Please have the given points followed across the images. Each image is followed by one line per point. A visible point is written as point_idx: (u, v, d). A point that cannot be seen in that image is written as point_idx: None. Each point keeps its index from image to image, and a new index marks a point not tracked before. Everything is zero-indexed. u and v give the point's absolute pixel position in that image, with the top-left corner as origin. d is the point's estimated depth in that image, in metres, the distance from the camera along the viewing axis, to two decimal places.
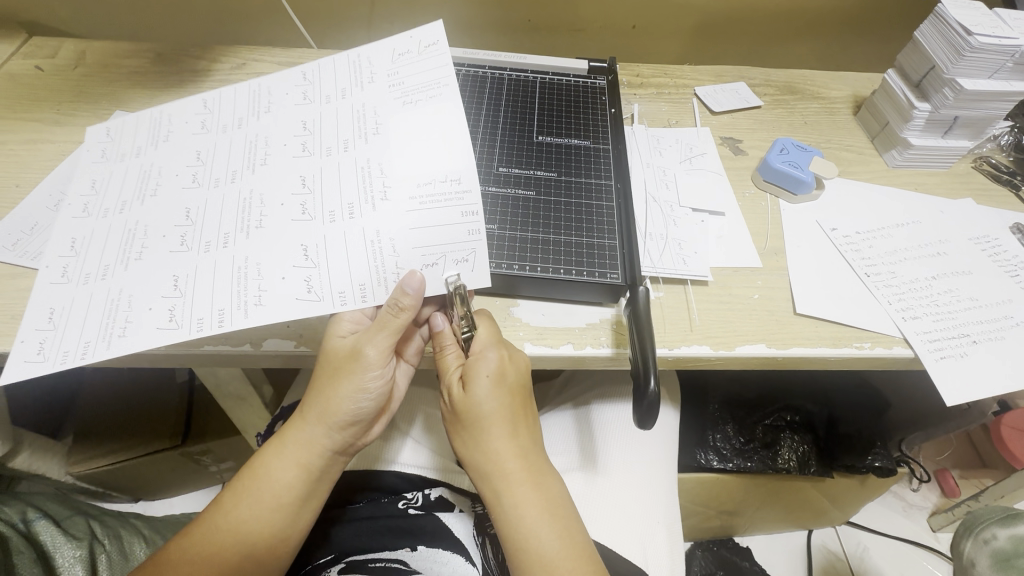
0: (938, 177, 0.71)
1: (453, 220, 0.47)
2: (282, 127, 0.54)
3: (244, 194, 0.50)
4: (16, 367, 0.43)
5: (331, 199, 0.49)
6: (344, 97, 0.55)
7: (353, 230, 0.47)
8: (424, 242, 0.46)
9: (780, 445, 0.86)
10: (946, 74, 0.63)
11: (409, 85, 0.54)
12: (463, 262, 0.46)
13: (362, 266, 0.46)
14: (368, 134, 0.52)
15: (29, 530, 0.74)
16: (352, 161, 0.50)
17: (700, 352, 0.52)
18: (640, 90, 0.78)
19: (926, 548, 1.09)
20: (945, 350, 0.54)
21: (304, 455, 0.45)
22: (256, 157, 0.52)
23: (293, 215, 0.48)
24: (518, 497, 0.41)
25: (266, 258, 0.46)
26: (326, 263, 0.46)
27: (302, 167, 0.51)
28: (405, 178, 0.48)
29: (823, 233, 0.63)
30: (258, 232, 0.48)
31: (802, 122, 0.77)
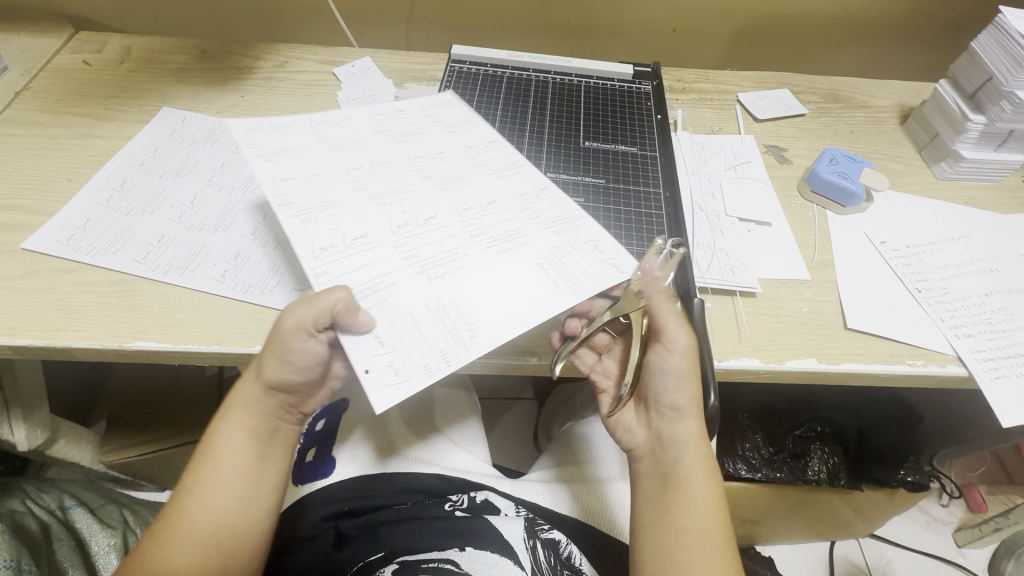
0: (988, 191, 0.70)
1: (433, 346, 0.41)
2: (485, 179, 0.53)
3: (400, 196, 0.50)
4: (52, 245, 0.54)
5: (415, 244, 0.47)
6: (550, 199, 0.52)
7: (385, 267, 0.45)
8: (393, 328, 0.42)
9: (810, 456, 0.84)
10: (1004, 87, 0.62)
11: (610, 250, 0.49)
12: (394, 373, 0.40)
13: (351, 281, 0.44)
14: (514, 249, 0.48)
15: (66, 517, 0.76)
16: (457, 243, 0.47)
17: (750, 364, 0.52)
18: (683, 95, 0.78)
19: (951, 564, 1.08)
20: (1000, 370, 0.53)
21: (246, 416, 0.46)
22: (438, 184, 0.52)
23: (379, 230, 0.47)
24: (687, 459, 0.43)
25: (339, 222, 0.47)
26: (342, 265, 0.44)
27: (431, 217, 0.49)
28: (459, 294, 0.44)
29: (872, 245, 0.62)
30: (360, 213, 0.48)
31: (848, 131, 0.76)
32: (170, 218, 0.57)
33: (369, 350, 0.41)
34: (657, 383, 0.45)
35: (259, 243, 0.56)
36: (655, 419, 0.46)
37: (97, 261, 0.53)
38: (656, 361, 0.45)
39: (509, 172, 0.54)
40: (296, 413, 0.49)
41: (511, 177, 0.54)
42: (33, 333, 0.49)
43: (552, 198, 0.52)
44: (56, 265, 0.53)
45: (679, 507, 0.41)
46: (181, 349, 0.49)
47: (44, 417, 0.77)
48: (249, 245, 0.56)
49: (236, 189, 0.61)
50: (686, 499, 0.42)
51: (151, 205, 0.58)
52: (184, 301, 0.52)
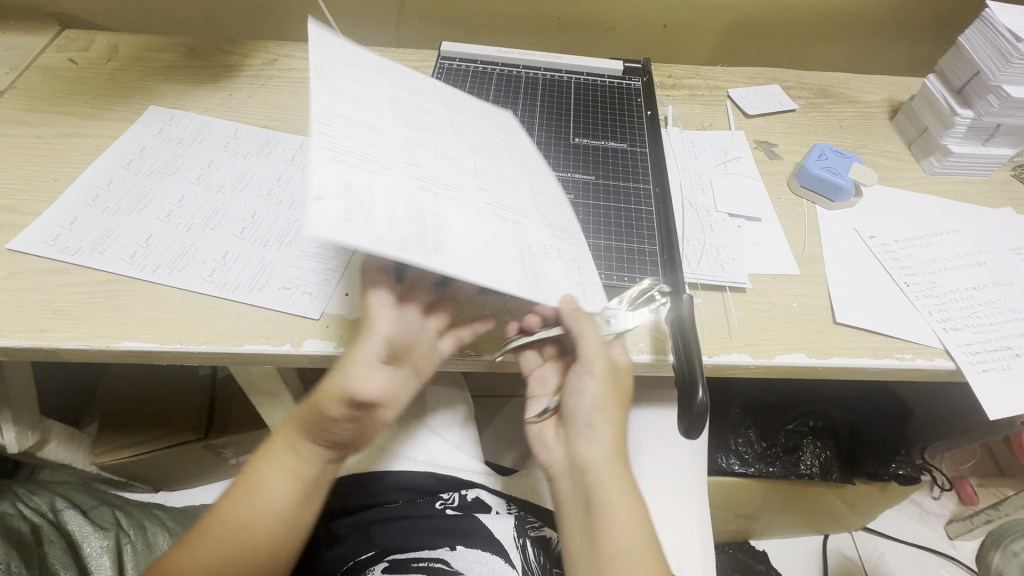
0: (976, 185, 0.70)
1: (399, 229, 0.36)
2: (518, 165, 0.52)
3: (437, 133, 0.47)
4: (36, 244, 0.54)
5: (430, 167, 0.43)
6: (566, 211, 0.52)
7: (390, 157, 0.40)
8: (364, 193, 0.36)
9: (802, 451, 0.84)
10: (992, 81, 0.62)
11: (589, 279, 0.48)
12: (346, 216, 0.34)
13: (351, 147, 0.38)
14: (510, 221, 0.44)
15: (57, 519, 0.75)
16: (464, 187, 0.44)
17: (739, 359, 0.52)
18: (673, 91, 0.78)
19: (943, 556, 1.09)
20: (987, 363, 0.54)
21: (292, 465, 0.44)
22: (477, 147, 0.49)
23: (400, 138, 0.43)
24: (607, 477, 0.43)
25: (368, 110, 0.42)
26: (352, 132, 0.39)
27: (449, 158, 0.45)
28: (446, 218, 0.40)
29: (861, 240, 0.62)
30: (393, 119, 0.44)
31: (837, 127, 0.76)
32: (157, 217, 0.57)
33: (335, 188, 0.34)
34: (574, 401, 0.46)
35: (248, 242, 0.56)
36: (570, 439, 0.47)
37: (84, 261, 0.53)
38: (577, 380, 0.46)
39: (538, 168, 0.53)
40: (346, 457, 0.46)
41: (542, 177, 0.53)
42: (17, 334, 0.48)
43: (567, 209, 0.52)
44: (42, 266, 0.53)
45: (603, 527, 0.42)
46: (169, 349, 0.49)
47: (36, 421, 0.78)
48: (239, 245, 0.56)
49: (225, 187, 0.60)
50: (608, 525, 0.42)
51: (138, 205, 0.58)
52: (172, 301, 0.51)
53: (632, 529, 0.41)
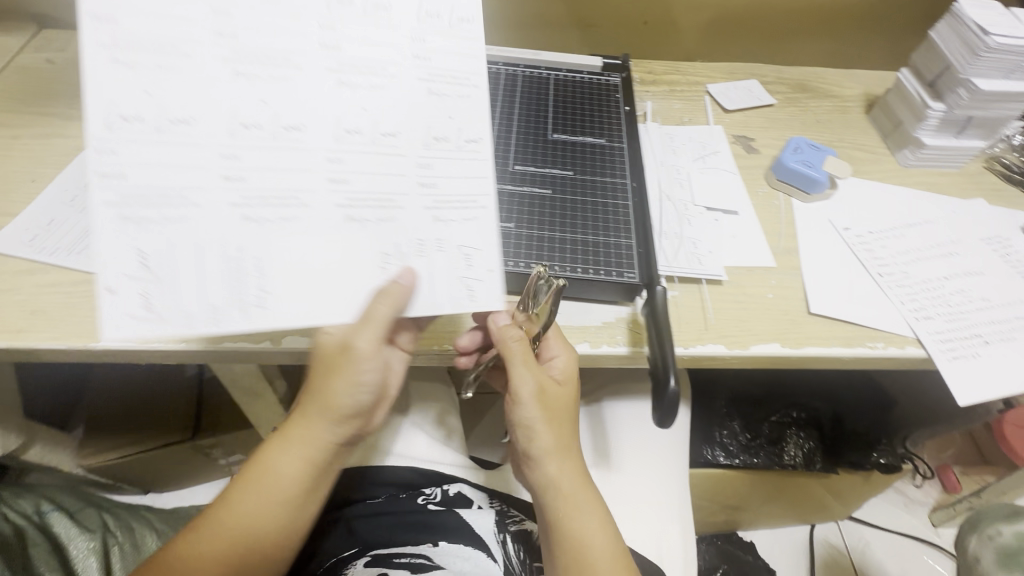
0: (950, 177, 0.71)
1: (206, 300, 0.38)
2: (397, 97, 0.42)
3: (275, 75, 0.39)
4: (13, 244, 0.54)
5: (249, 158, 0.39)
6: (464, 161, 0.43)
7: (196, 173, 0.38)
8: (164, 258, 0.38)
9: (785, 441, 0.85)
10: (961, 74, 0.63)
11: (483, 263, 0.43)
12: (142, 307, 0.37)
13: (144, 185, 0.37)
14: (371, 221, 0.41)
15: (43, 521, 0.75)
16: (305, 181, 0.40)
17: (714, 350, 0.52)
18: (653, 87, 0.78)
19: (927, 543, 1.10)
20: (957, 350, 0.55)
21: (308, 452, 0.45)
22: (337, 79, 0.41)
23: (215, 119, 0.38)
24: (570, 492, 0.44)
25: (170, 84, 0.37)
26: (146, 153, 0.37)
27: (292, 127, 0.40)
28: (273, 251, 0.39)
29: (836, 232, 0.63)
30: (209, 80, 0.38)
31: (814, 121, 0.77)
32: None
33: (126, 269, 0.37)
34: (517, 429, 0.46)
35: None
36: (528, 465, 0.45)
37: (63, 261, 0.53)
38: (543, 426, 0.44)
39: (428, 98, 0.43)
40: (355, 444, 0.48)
41: (439, 106, 0.43)
42: None
43: (468, 158, 0.43)
44: (19, 266, 0.52)
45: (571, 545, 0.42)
46: (148, 348, 0.49)
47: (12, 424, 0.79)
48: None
49: None
50: (577, 525, 0.43)
51: None
52: None
53: (603, 546, 0.42)
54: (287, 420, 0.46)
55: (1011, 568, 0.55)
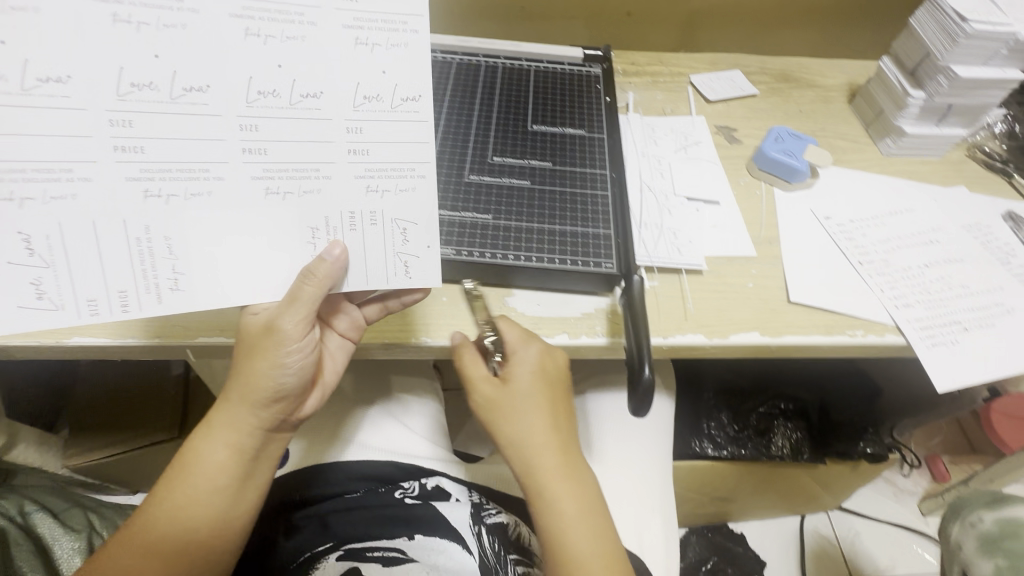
0: (931, 165, 0.71)
1: (114, 280, 0.39)
2: (317, 49, 0.39)
3: (167, 22, 0.36)
4: None
5: (144, 126, 0.37)
6: (397, 123, 0.42)
7: (83, 144, 0.36)
8: (54, 241, 0.37)
9: (773, 432, 0.84)
10: (941, 62, 0.63)
11: (416, 242, 0.46)
12: (37, 290, 0.38)
13: (9, 156, 0.35)
14: (293, 196, 0.41)
15: (27, 523, 0.70)
16: (214, 153, 0.39)
17: (694, 340, 0.52)
18: (635, 78, 0.78)
19: (917, 532, 1.10)
20: (936, 337, 0.55)
21: (232, 436, 0.45)
22: (246, 28, 0.37)
23: (96, 79, 0.35)
24: (558, 490, 0.42)
25: (39, 38, 0.34)
26: (17, 118, 0.35)
27: (192, 88, 0.37)
28: (186, 231, 0.40)
29: (817, 221, 0.63)
30: (81, 29, 0.34)
31: (797, 111, 0.77)
32: None
33: (21, 253, 0.37)
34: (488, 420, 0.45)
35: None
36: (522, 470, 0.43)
37: None
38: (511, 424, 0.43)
39: (354, 50, 0.40)
40: (287, 424, 0.49)
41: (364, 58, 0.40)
42: None
43: (399, 119, 0.42)
44: None
45: (563, 543, 0.40)
46: (121, 343, 0.49)
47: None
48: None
49: None
50: (562, 521, 0.41)
51: None
52: None
53: (584, 540, 0.41)
54: (211, 410, 0.47)
55: (993, 555, 0.54)
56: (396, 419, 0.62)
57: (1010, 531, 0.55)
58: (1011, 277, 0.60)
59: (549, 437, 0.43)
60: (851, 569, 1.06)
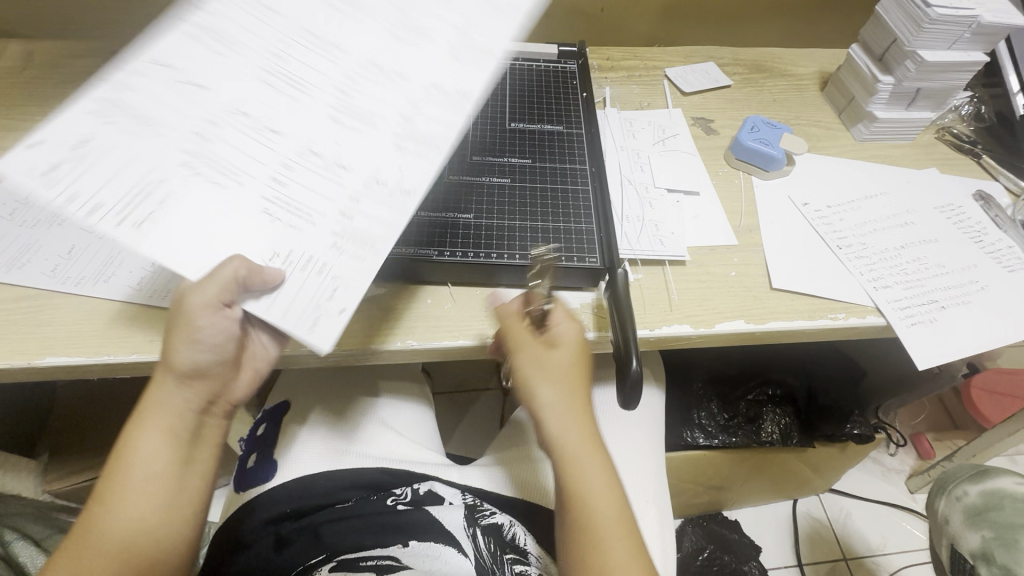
0: (902, 149, 0.73)
1: (100, 195, 0.38)
2: (368, 146, 0.43)
3: (297, 90, 0.44)
4: None
5: (223, 130, 0.42)
6: (389, 209, 0.41)
7: (177, 116, 0.41)
8: (89, 152, 0.39)
9: (763, 419, 0.85)
10: (908, 47, 0.64)
11: (340, 303, 0.39)
12: (44, 169, 0.38)
13: (134, 103, 0.41)
14: (281, 227, 0.40)
15: (5, 552, 0.63)
16: (251, 167, 0.41)
17: (680, 331, 0.53)
18: (611, 73, 0.78)
19: (906, 510, 1.12)
20: (915, 316, 0.56)
21: (161, 417, 0.42)
22: (335, 117, 0.44)
23: (220, 98, 0.42)
24: (586, 459, 0.43)
25: (209, 63, 0.44)
26: (151, 87, 0.42)
27: (273, 129, 0.42)
28: (178, 199, 0.39)
29: (795, 208, 0.64)
30: (241, 66, 0.44)
31: (771, 100, 0.78)
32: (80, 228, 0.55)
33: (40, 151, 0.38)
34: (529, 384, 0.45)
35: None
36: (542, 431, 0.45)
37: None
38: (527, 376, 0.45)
39: (391, 150, 0.43)
40: (220, 406, 0.46)
41: (399, 156, 0.43)
42: None
43: (387, 198, 0.42)
44: None
45: (588, 511, 0.42)
46: (96, 361, 0.47)
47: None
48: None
49: None
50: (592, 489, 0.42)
51: (59, 216, 0.56)
52: (100, 311, 0.50)
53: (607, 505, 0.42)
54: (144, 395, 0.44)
55: (978, 526, 0.55)
56: (386, 425, 0.61)
57: (993, 503, 0.56)
58: (983, 254, 0.61)
59: (579, 406, 0.45)
60: (843, 549, 1.08)
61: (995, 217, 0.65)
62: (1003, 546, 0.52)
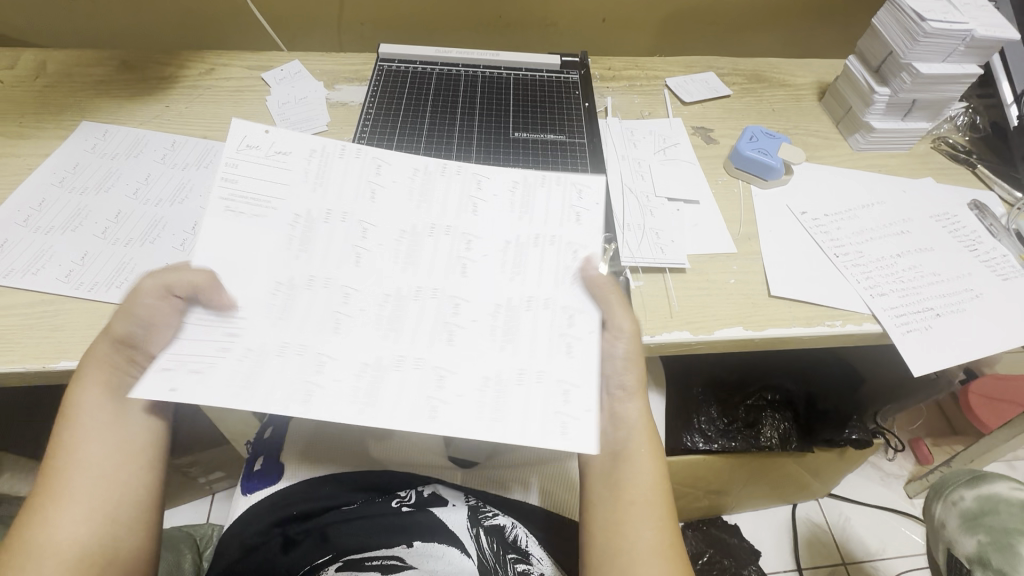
0: (898, 158, 0.74)
1: (241, 184, 0.44)
2: (365, 340, 0.41)
3: (404, 251, 0.46)
4: None
5: (319, 230, 0.45)
6: (294, 385, 0.39)
7: (322, 189, 0.46)
8: (275, 156, 0.46)
9: (762, 424, 0.86)
10: (903, 59, 0.66)
11: (182, 386, 0.38)
12: (249, 145, 0.45)
13: (333, 171, 0.47)
14: (263, 308, 0.41)
15: None
16: (299, 262, 0.43)
17: (680, 337, 0.54)
18: (613, 83, 0.80)
19: (906, 515, 1.12)
20: (911, 324, 0.57)
21: (99, 372, 0.44)
22: (389, 299, 0.43)
23: (345, 227, 0.45)
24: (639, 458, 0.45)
25: (389, 197, 0.47)
26: (348, 175, 0.47)
27: (351, 258, 0.44)
28: (245, 233, 0.43)
29: (793, 216, 0.65)
30: (405, 205, 0.48)
31: (770, 110, 0.79)
32: (94, 234, 0.56)
33: (260, 137, 0.46)
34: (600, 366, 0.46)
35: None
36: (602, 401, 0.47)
37: (15, 282, 0.52)
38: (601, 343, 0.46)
39: (361, 370, 0.40)
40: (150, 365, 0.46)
41: (343, 394, 0.39)
42: None
43: (290, 393, 0.39)
44: None
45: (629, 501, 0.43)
46: None
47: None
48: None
49: (164, 200, 0.60)
50: (633, 478, 0.44)
51: (72, 222, 0.57)
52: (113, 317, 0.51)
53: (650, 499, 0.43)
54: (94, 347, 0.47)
55: (975, 531, 0.56)
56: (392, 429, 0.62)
57: (989, 508, 0.57)
58: (978, 263, 0.63)
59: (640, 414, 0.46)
60: (843, 554, 1.08)
61: (991, 226, 0.66)
62: (998, 550, 0.53)
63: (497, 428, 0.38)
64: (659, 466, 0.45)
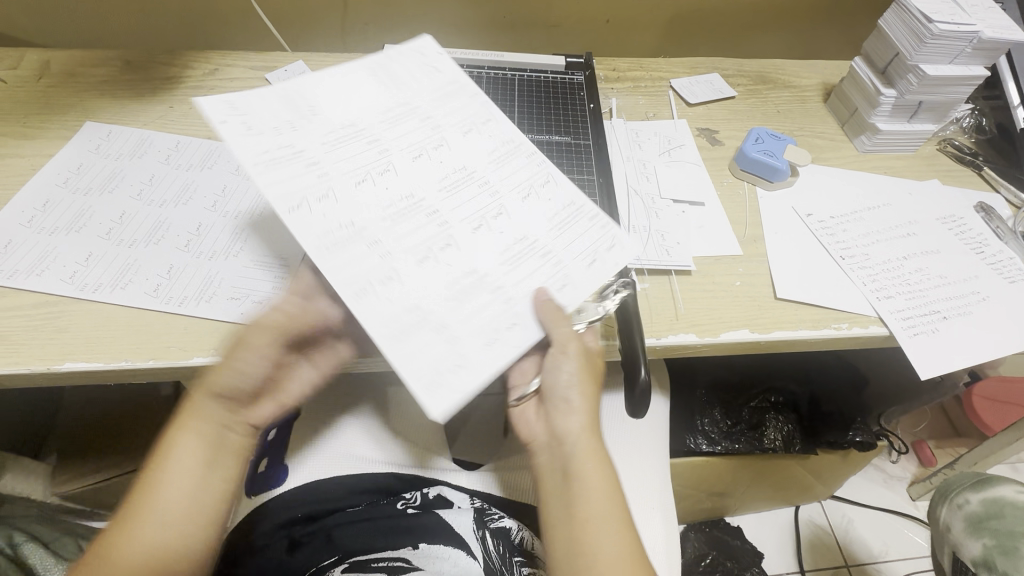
0: (904, 160, 0.74)
1: (394, 69, 0.53)
2: (365, 205, 0.44)
3: (449, 178, 0.48)
4: None
5: (404, 129, 0.49)
6: (285, 187, 0.42)
7: (439, 106, 0.52)
8: (427, 74, 0.54)
9: (766, 426, 0.85)
10: (910, 61, 0.65)
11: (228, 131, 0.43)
12: (433, 64, 0.55)
13: (456, 104, 0.53)
14: (334, 130, 0.47)
15: (16, 553, 0.62)
16: (381, 134, 0.48)
17: (686, 340, 0.53)
18: (618, 84, 0.80)
19: (909, 518, 1.12)
20: (918, 327, 0.56)
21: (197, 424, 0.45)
22: (411, 200, 0.46)
23: (421, 143, 0.49)
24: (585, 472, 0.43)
25: (474, 142, 0.51)
26: (467, 113, 0.53)
27: (411, 156, 0.48)
28: (364, 93, 0.50)
29: (799, 218, 0.65)
30: (479, 151, 0.50)
31: (775, 111, 0.79)
32: (98, 235, 0.56)
33: (434, 59, 0.56)
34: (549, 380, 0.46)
35: (216, 267, 0.55)
36: (550, 413, 0.46)
37: (19, 283, 0.52)
38: (551, 358, 0.45)
39: (344, 224, 0.43)
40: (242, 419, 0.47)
41: (315, 228, 0.41)
42: None
43: (281, 190, 0.42)
44: None
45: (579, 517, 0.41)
46: (115, 367, 0.48)
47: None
48: (224, 273, 0.54)
49: (168, 201, 0.60)
50: (583, 493, 0.42)
51: (77, 223, 0.57)
52: (117, 318, 0.51)
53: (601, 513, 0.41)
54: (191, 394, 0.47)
55: (980, 534, 0.56)
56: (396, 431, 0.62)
57: (995, 511, 0.57)
58: (985, 265, 0.62)
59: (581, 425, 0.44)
60: (846, 556, 1.08)
61: (996, 228, 0.66)
62: (1003, 554, 0.53)
63: (388, 345, 0.39)
64: (608, 477, 0.42)
